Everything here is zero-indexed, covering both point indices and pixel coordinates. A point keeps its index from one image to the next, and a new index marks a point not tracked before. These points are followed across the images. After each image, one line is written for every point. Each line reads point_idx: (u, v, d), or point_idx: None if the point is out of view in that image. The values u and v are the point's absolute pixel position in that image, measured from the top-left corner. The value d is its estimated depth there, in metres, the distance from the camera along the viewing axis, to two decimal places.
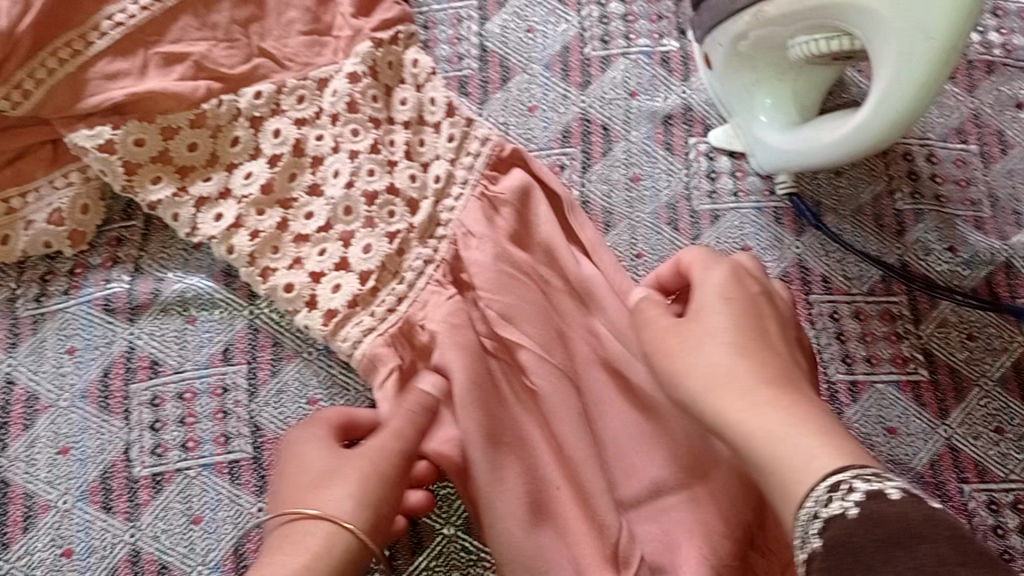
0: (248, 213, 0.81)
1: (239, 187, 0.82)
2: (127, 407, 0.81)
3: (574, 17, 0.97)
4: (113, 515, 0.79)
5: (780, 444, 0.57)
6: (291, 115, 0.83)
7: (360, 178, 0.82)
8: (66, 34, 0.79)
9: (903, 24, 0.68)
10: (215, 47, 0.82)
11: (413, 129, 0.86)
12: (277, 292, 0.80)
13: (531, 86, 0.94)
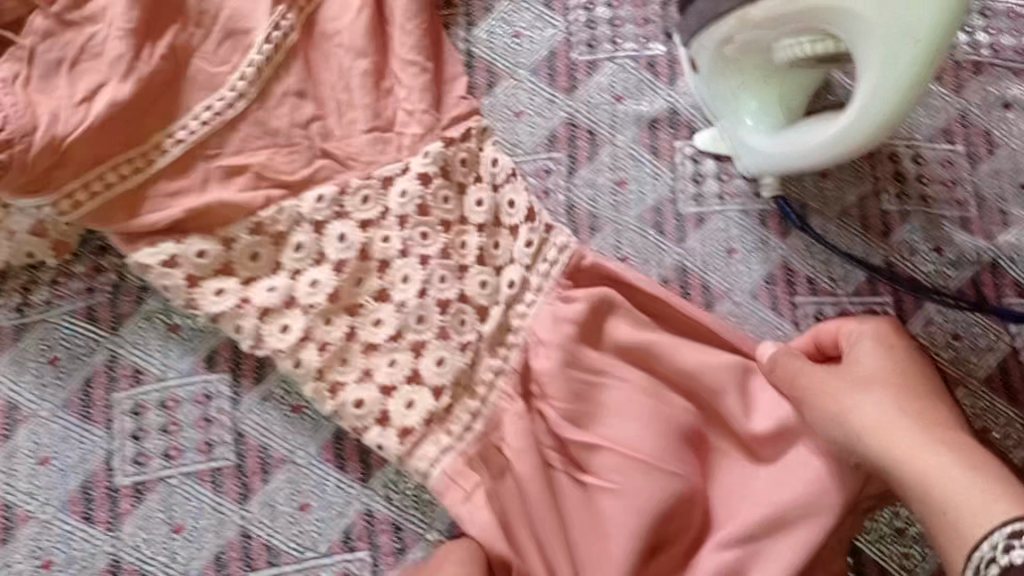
0: (300, 288, 0.83)
1: (290, 261, 0.83)
2: (109, 416, 0.82)
3: (561, 22, 0.96)
4: (94, 525, 0.79)
5: (934, 484, 0.61)
6: (355, 216, 0.85)
7: (432, 286, 0.84)
8: (125, 159, 0.82)
9: (888, 28, 0.68)
10: (260, 130, 0.86)
11: (488, 232, 0.87)
12: (346, 408, 0.81)
13: (517, 92, 0.94)
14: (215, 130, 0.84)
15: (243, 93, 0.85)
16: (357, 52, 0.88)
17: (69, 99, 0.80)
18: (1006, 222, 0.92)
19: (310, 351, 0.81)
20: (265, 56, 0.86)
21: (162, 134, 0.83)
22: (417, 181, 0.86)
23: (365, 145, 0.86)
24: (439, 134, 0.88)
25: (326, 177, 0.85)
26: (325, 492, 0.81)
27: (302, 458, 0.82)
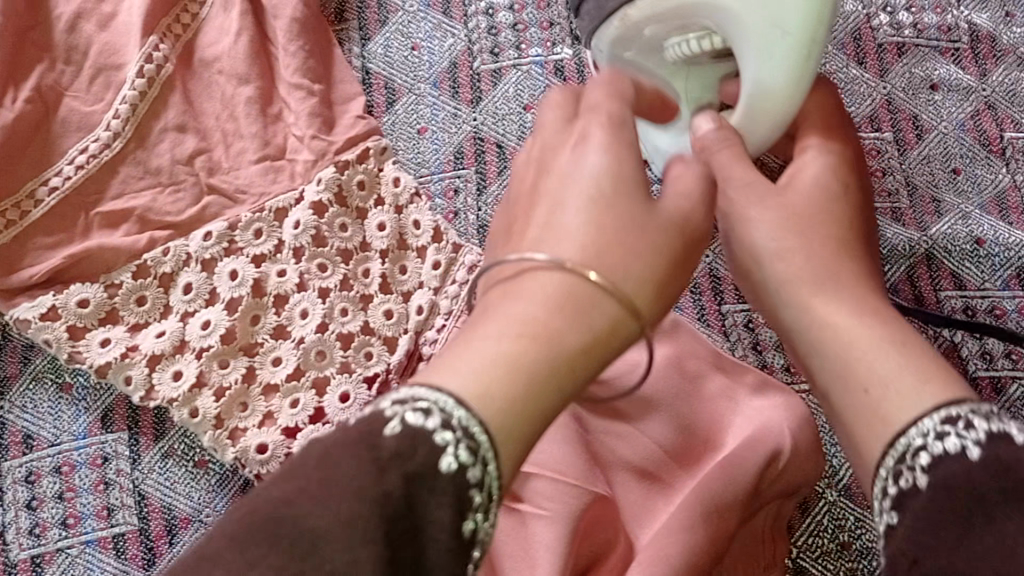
0: (191, 332, 0.78)
1: (178, 302, 0.79)
2: (1, 487, 0.76)
3: (460, 30, 0.91)
4: None
5: (854, 362, 0.47)
6: (247, 252, 0.81)
7: (334, 319, 0.80)
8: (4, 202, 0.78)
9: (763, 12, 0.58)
10: (135, 175, 0.82)
11: (392, 257, 0.83)
12: (249, 453, 0.76)
13: (418, 107, 0.89)
14: (92, 174, 0.81)
15: (118, 133, 0.82)
16: (240, 77, 0.85)
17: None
18: (939, 211, 0.88)
19: (205, 398, 0.76)
20: (139, 91, 0.82)
21: (33, 183, 0.79)
22: (311, 210, 0.82)
23: (255, 176, 0.83)
24: (330, 160, 0.84)
25: (213, 216, 0.82)
26: None
27: (209, 516, 0.77)
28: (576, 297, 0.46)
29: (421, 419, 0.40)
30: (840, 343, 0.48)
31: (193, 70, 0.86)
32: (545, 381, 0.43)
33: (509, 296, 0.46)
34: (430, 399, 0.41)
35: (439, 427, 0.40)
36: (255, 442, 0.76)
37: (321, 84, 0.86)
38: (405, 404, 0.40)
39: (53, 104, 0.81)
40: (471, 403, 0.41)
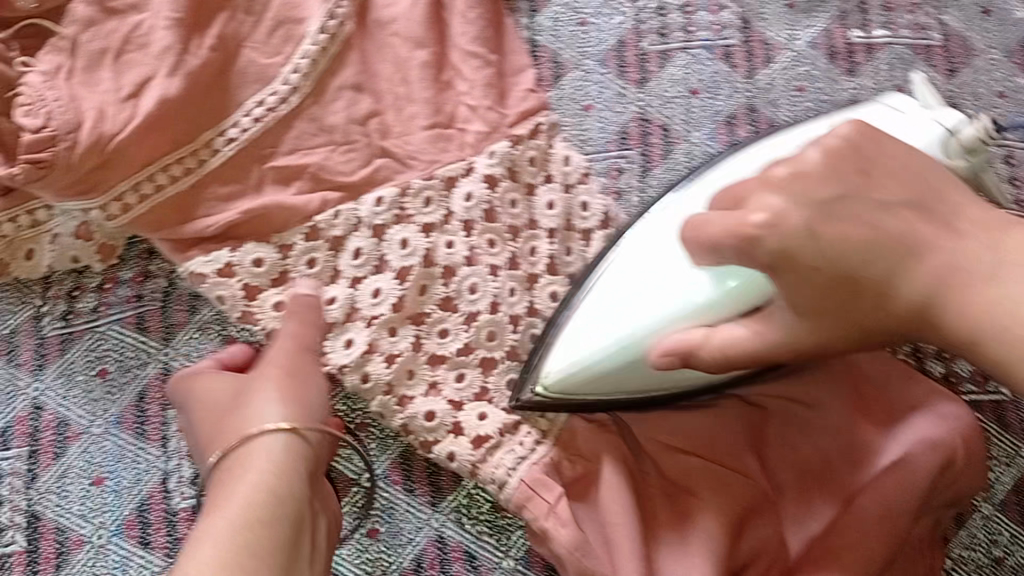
0: (363, 298, 0.78)
1: (348, 266, 0.78)
2: (164, 433, 0.76)
3: (629, 8, 0.89)
4: (152, 551, 0.74)
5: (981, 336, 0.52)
6: (417, 219, 0.80)
7: (503, 299, 0.79)
8: (180, 150, 0.78)
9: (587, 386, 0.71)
10: (313, 127, 0.81)
11: (560, 237, 0.83)
12: (417, 420, 0.77)
13: (585, 84, 0.87)
14: (269, 127, 0.80)
15: (297, 87, 0.81)
16: (415, 42, 0.83)
17: (115, 92, 0.75)
18: None
19: (378, 366, 0.76)
20: (321, 46, 0.81)
21: (208, 133, 0.78)
22: (483, 184, 0.81)
23: (426, 143, 0.81)
24: (504, 133, 0.83)
25: (385, 179, 0.81)
26: (393, 517, 0.77)
27: (369, 481, 0.78)
28: (263, 513, 0.58)
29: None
30: (977, 318, 0.52)
31: (368, 30, 0.84)
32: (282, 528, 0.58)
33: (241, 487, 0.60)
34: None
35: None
36: (424, 410, 0.77)
37: (491, 55, 0.84)
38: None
39: (233, 51, 0.80)
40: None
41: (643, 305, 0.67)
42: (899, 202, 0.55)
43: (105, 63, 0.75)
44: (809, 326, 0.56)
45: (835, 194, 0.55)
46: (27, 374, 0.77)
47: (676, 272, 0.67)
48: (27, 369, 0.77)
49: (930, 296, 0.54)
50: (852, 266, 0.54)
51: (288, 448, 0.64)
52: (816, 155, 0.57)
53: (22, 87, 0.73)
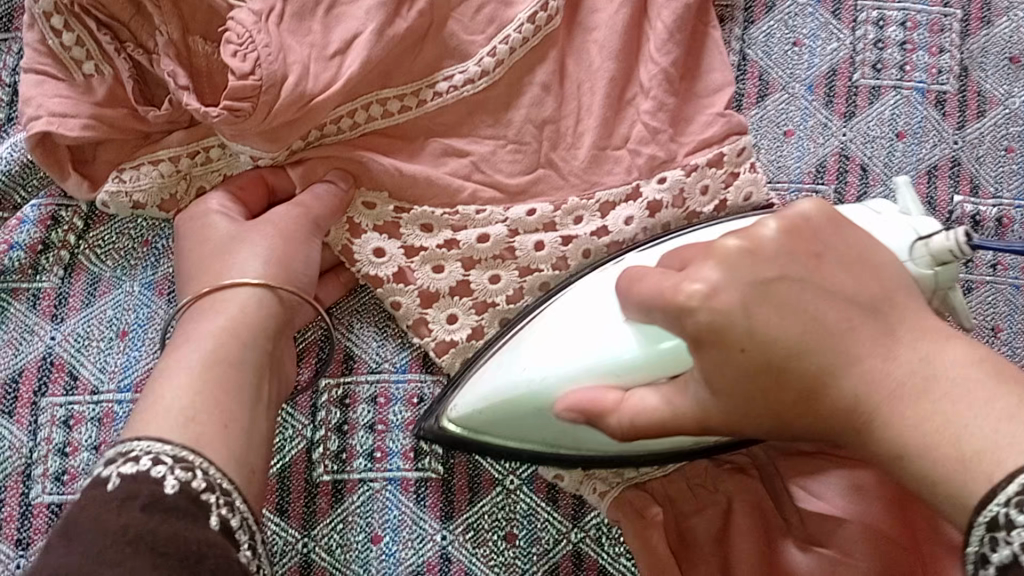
0: (479, 283, 0.75)
1: (471, 249, 0.75)
2: (316, 402, 0.74)
3: (847, 36, 0.85)
4: (287, 520, 0.71)
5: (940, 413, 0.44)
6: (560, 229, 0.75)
7: None
8: (355, 102, 0.74)
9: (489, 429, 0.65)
10: (492, 119, 0.77)
11: None
12: None
13: (790, 108, 0.83)
14: (448, 105, 0.76)
15: (487, 72, 0.76)
16: (610, 52, 0.78)
17: (322, 47, 0.72)
18: None
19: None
20: (524, 36, 0.76)
21: (388, 91, 0.75)
22: (646, 210, 0.76)
23: (589, 162, 0.77)
24: (679, 162, 0.77)
25: (542, 192, 0.76)
26: (533, 524, 0.73)
27: (512, 483, 0.74)
28: (217, 358, 0.63)
29: (163, 465, 0.53)
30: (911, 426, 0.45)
31: (570, 32, 0.80)
32: (237, 388, 0.62)
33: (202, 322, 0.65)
34: (167, 443, 0.55)
35: (197, 477, 0.54)
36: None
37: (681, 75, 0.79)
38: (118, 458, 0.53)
39: (439, 23, 0.75)
40: (188, 447, 0.55)
41: (559, 353, 0.61)
42: (854, 302, 0.49)
43: (316, 14, 0.72)
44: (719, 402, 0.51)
45: (792, 276, 0.49)
46: None
47: (596, 332, 0.60)
48: None
49: (826, 372, 0.48)
50: (799, 347, 0.48)
51: (252, 301, 0.67)
52: (773, 233, 0.50)
53: (232, 22, 0.69)
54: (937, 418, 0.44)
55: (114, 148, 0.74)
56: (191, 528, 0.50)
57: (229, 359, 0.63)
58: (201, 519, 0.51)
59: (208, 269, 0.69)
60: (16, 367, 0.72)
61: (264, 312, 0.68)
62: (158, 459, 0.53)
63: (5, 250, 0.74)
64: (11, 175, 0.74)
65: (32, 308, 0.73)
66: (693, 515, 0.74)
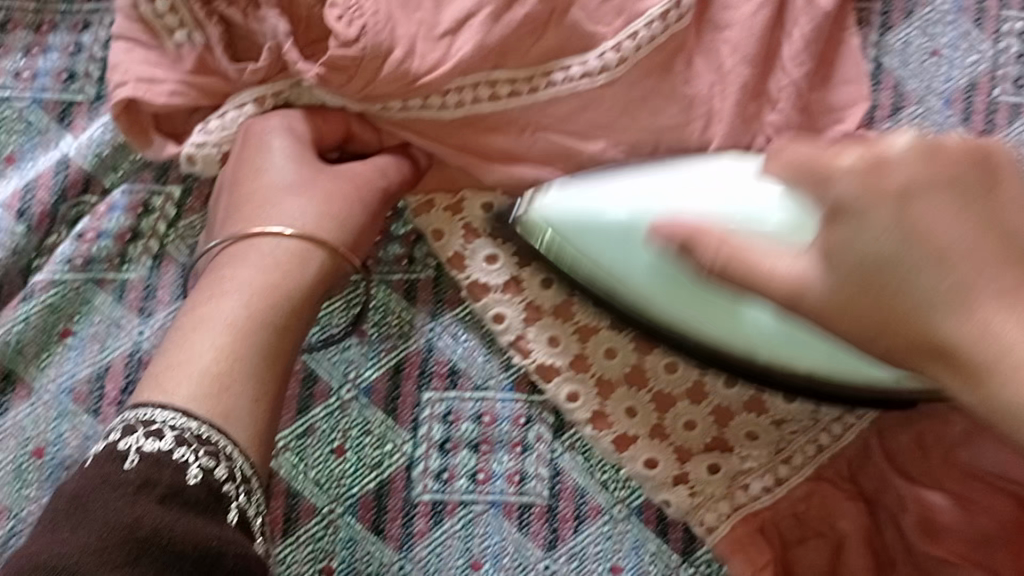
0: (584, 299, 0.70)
1: None
2: (416, 416, 0.69)
3: (988, 48, 0.79)
4: (384, 541, 0.67)
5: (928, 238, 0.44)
6: None
7: None
8: (472, 77, 0.65)
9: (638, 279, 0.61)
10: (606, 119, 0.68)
11: None
12: (636, 463, 0.69)
13: (925, 122, 0.78)
14: (562, 96, 0.67)
15: (608, 68, 0.67)
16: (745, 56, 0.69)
17: (431, 26, 0.63)
18: None
19: (588, 387, 0.69)
20: (653, 35, 0.67)
21: (499, 73, 0.66)
22: None
23: None
24: None
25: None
26: (641, 558, 0.69)
27: (620, 512, 0.69)
28: (257, 319, 0.59)
29: (184, 449, 0.50)
30: (1017, 394, 0.41)
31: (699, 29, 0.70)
32: (266, 360, 0.58)
33: (235, 269, 0.61)
34: (196, 417, 0.53)
35: (223, 463, 0.52)
36: (644, 456, 0.69)
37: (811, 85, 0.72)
38: (140, 432, 0.51)
39: (563, 8, 0.65)
40: (215, 428, 0.53)
41: (717, 198, 0.59)
42: (938, 289, 0.44)
43: None
44: (828, 279, 0.47)
45: (941, 183, 0.45)
46: None
47: (741, 192, 0.59)
48: None
49: (901, 264, 0.45)
50: (892, 248, 0.45)
51: (301, 255, 0.62)
52: (956, 145, 0.46)
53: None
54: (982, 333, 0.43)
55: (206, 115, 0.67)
56: (208, 528, 0.48)
57: (272, 325, 0.60)
58: (216, 517, 0.49)
59: (243, 207, 0.64)
60: (102, 363, 0.67)
61: (313, 264, 0.63)
62: (182, 438, 0.51)
63: (93, 238, 0.69)
64: (101, 157, 0.70)
65: (118, 301, 0.68)
66: (797, 545, 0.68)
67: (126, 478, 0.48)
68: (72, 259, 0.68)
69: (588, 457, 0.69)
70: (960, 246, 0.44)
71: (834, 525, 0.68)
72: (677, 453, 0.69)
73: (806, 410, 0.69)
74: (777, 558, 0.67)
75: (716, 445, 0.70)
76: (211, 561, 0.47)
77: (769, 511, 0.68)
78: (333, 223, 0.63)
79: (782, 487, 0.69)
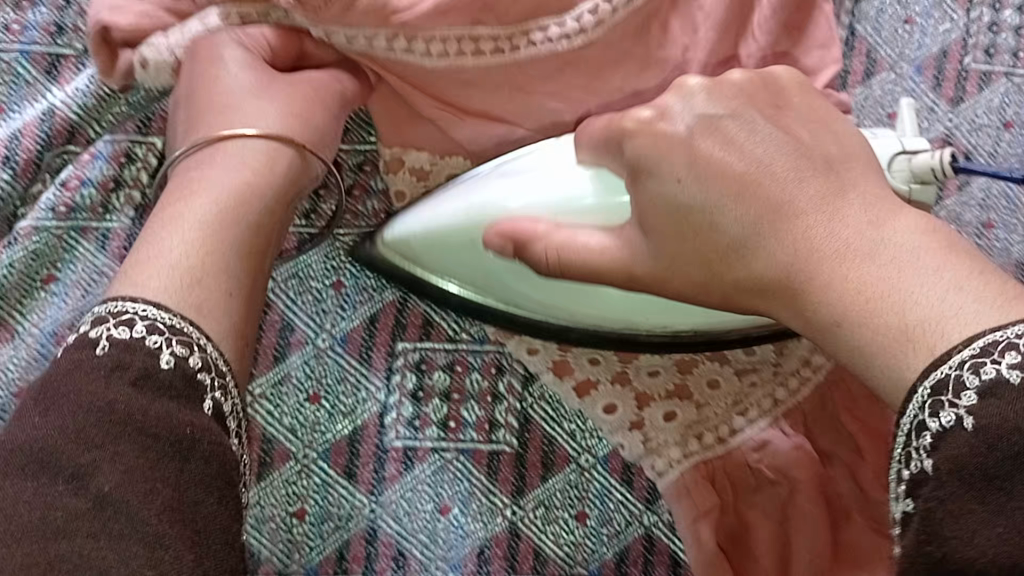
0: None
1: None
2: (390, 365, 0.71)
3: (961, 17, 0.81)
4: (356, 485, 0.69)
5: (802, 232, 0.49)
6: None
7: None
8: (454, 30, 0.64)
9: (486, 275, 0.63)
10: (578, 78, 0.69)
11: None
12: (594, 408, 0.71)
13: (896, 89, 0.79)
14: (541, 57, 0.67)
15: (586, 30, 0.67)
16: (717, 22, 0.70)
17: None
18: None
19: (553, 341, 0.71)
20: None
21: (482, 29, 0.65)
22: None
23: None
24: None
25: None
26: (606, 506, 0.71)
27: (587, 462, 0.72)
28: (233, 215, 0.57)
29: (156, 335, 0.46)
30: (845, 297, 0.46)
31: None
32: (253, 237, 0.58)
33: (210, 172, 0.59)
34: (161, 309, 0.48)
35: (192, 352, 0.47)
36: (603, 401, 0.71)
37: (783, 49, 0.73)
38: (108, 322, 0.46)
39: None
40: (188, 319, 0.49)
41: (523, 185, 0.59)
42: (743, 220, 0.51)
43: None
44: (647, 244, 0.54)
45: (724, 116, 0.54)
46: None
47: (563, 168, 0.59)
48: None
49: (739, 243, 0.51)
50: (705, 203, 0.52)
51: (271, 154, 0.61)
52: (737, 76, 0.56)
53: None
54: (854, 284, 0.46)
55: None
56: (182, 415, 0.44)
57: (244, 222, 0.57)
58: (192, 402, 0.45)
59: (205, 116, 0.62)
60: (85, 309, 0.70)
61: (285, 164, 0.61)
62: (153, 327, 0.46)
63: (76, 187, 0.71)
64: (87, 108, 0.72)
65: (101, 249, 0.71)
66: (753, 493, 0.72)
67: (98, 362, 0.44)
68: (56, 208, 0.70)
69: (556, 407, 0.72)
70: (871, 234, 0.47)
71: (789, 474, 0.71)
72: (635, 398, 0.71)
73: (766, 363, 0.72)
74: (729, 506, 0.72)
75: (681, 392, 0.72)
76: (186, 447, 0.43)
77: (719, 459, 0.72)
78: (294, 121, 0.63)
79: (733, 438, 0.72)
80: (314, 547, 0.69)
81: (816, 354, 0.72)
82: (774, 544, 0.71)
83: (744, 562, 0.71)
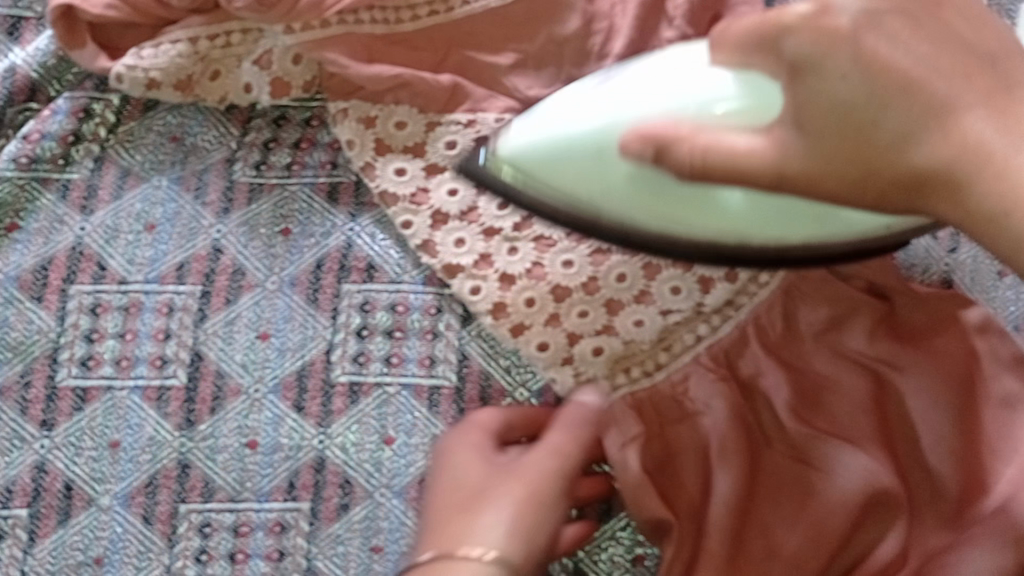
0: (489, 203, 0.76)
1: None
2: (336, 305, 0.75)
3: None
4: (305, 417, 0.74)
5: (907, 82, 0.51)
6: None
7: None
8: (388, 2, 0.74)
9: (632, 194, 0.58)
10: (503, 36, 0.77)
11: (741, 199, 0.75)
12: (530, 348, 0.75)
13: None
14: (476, 15, 0.76)
15: None
16: None
17: None
18: None
19: (490, 282, 0.75)
20: None
21: None
22: None
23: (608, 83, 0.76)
24: None
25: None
26: None
27: (522, 395, 0.75)
28: None
29: None
30: (996, 200, 0.50)
31: None
32: None
33: None
34: None
35: None
36: (538, 340, 0.75)
37: None
38: None
39: None
40: None
41: (639, 86, 0.57)
42: (911, 116, 0.51)
43: None
44: (806, 137, 0.52)
45: (890, 10, 0.52)
46: (212, 216, 0.76)
47: (682, 72, 0.57)
48: (213, 210, 0.76)
49: (907, 134, 0.51)
50: (875, 98, 0.51)
51: None
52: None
53: None
54: (995, 169, 0.50)
55: (138, 33, 0.76)
56: None
57: None
58: None
59: None
60: (46, 255, 0.75)
61: None
62: None
63: (36, 139, 0.77)
64: (46, 67, 0.78)
65: (62, 199, 0.76)
66: (676, 424, 0.73)
67: None
68: (18, 158, 0.76)
69: (491, 346, 0.76)
70: (966, 122, 0.51)
71: (709, 406, 0.73)
72: (567, 338, 0.75)
73: (690, 303, 0.75)
74: (655, 435, 0.73)
75: (607, 331, 0.75)
76: None
77: (648, 391, 0.74)
78: None
79: (660, 371, 0.75)
80: (265, 476, 0.73)
81: (737, 295, 0.75)
82: (699, 472, 0.71)
83: (671, 489, 0.71)
